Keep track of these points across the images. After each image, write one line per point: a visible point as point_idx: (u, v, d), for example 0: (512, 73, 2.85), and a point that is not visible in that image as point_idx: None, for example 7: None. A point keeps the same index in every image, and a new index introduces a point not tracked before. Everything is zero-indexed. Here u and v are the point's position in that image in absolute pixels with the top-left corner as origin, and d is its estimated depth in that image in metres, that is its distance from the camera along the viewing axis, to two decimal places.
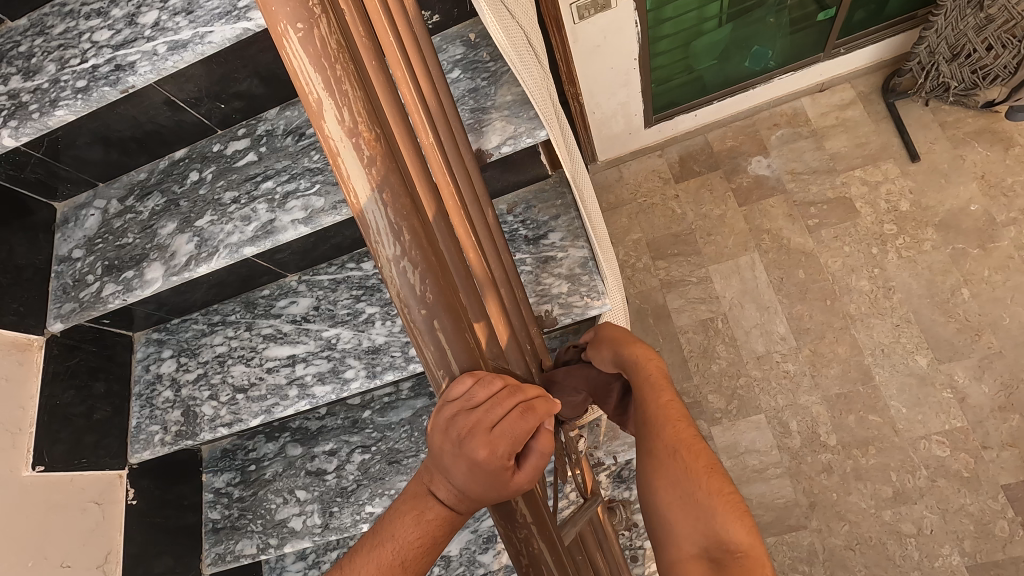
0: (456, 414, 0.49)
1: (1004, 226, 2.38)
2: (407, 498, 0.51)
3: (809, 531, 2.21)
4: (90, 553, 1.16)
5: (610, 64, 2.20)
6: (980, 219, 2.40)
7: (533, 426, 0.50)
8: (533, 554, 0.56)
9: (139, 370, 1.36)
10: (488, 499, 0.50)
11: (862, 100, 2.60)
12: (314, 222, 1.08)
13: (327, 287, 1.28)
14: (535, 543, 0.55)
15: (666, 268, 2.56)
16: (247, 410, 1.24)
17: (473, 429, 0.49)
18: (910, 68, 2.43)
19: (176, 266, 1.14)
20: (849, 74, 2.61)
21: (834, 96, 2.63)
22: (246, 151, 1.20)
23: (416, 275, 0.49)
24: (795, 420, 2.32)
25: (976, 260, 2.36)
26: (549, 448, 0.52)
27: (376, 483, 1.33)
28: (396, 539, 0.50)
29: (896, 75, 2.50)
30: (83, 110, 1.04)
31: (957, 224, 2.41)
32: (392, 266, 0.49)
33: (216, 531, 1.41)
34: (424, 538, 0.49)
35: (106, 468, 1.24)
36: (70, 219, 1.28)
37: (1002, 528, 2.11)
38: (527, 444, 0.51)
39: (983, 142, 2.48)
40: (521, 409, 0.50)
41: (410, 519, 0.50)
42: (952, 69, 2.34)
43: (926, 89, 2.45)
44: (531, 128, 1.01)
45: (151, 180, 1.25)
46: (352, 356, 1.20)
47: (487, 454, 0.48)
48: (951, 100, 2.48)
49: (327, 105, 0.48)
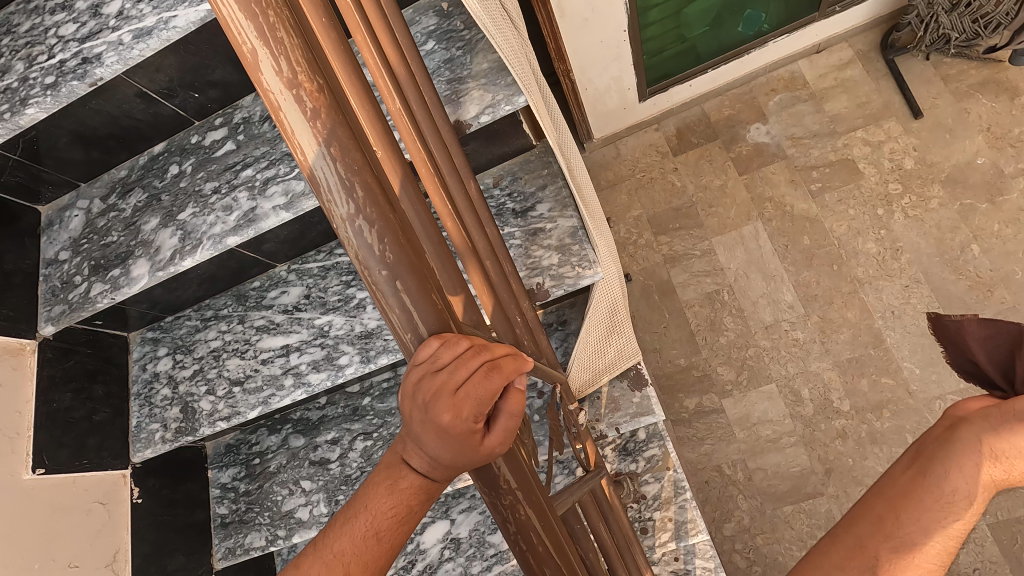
0: (422, 376, 0.47)
1: (1013, 178, 2.32)
2: (380, 469, 0.51)
3: (826, 497, 2.19)
4: (98, 552, 1.17)
5: (599, 39, 2.14)
6: (988, 172, 2.34)
7: (500, 387, 0.48)
8: (521, 521, 0.54)
9: (137, 370, 1.35)
10: (460, 466, 0.49)
11: (861, 59, 2.53)
12: (296, 207, 1.06)
13: (317, 274, 1.26)
14: (523, 510, 0.54)
15: (668, 243, 2.53)
16: (244, 403, 1.23)
17: (439, 392, 0.46)
18: (908, 22, 2.33)
19: (162, 261, 1.13)
20: (845, 33, 2.54)
21: (832, 56, 2.56)
22: (224, 140, 1.18)
23: (372, 233, 0.46)
24: (807, 388, 2.29)
25: (985, 215, 2.31)
26: (517, 407, 0.50)
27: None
28: (370, 509, 0.49)
29: (895, 30, 2.41)
30: (54, 107, 1.02)
31: (964, 179, 2.35)
32: (347, 225, 0.46)
33: (224, 525, 1.41)
34: (397, 507, 0.49)
35: (109, 468, 1.24)
36: (54, 222, 1.27)
37: None
38: (495, 406, 0.50)
39: (988, 93, 2.41)
40: (487, 368, 0.47)
41: (383, 489, 0.50)
42: (952, 19, 2.26)
43: (925, 43, 2.37)
44: (510, 95, 0.98)
45: (131, 176, 1.24)
46: (345, 342, 1.19)
47: (451, 417, 0.46)
48: (953, 51, 2.40)
49: (262, 55, 0.45)
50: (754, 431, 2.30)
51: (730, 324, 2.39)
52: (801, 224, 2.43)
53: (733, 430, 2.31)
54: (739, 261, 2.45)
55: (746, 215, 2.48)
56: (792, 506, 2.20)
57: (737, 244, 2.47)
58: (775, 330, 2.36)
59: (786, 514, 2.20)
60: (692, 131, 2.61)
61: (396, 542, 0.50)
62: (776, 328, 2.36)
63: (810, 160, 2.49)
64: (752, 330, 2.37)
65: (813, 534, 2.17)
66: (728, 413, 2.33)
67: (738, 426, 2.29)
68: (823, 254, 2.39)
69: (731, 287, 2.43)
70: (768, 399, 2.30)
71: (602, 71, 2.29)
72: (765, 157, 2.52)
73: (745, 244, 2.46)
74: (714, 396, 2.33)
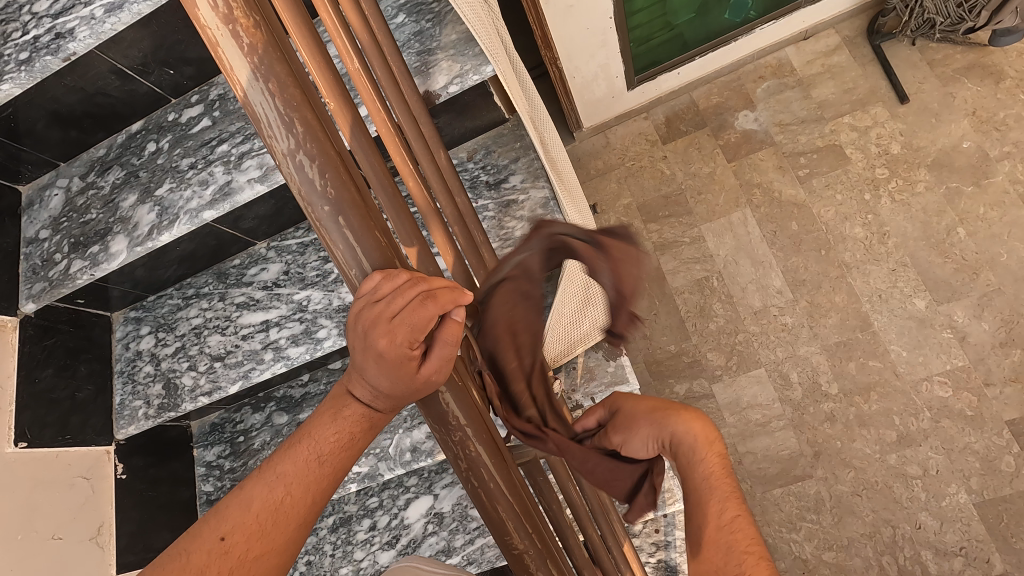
0: (363, 307, 0.50)
1: (998, 160, 2.34)
2: (329, 400, 0.56)
3: (815, 480, 2.21)
4: (82, 525, 1.18)
5: (584, 26, 2.15)
6: (973, 155, 2.36)
7: (433, 315, 0.50)
8: (471, 457, 0.56)
9: (120, 349, 1.37)
10: (398, 395, 0.52)
11: (848, 45, 2.54)
12: (270, 180, 1.08)
13: (295, 250, 1.28)
14: (473, 446, 0.55)
15: (658, 231, 2.54)
16: (225, 377, 1.24)
17: (376, 319, 0.49)
18: (894, 8, 2.35)
19: (140, 236, 1.14)
20: (832, 19, 2.55)
21: (818, 43, 2.58)
22: (201, 117, 1.19)
23: (314, 168, 0.48)
24: (795, 371, 2.30)
25: (970, 198, 2.33)
26: (453, 336, 0.52)
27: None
28: (314, 436, 0.55)
29: (881, 15, 2.43)
30: (28, 83, 1.03)
31: (950, 163, 2.37)
32: (288, 160, 0.48)
33: (210, 502, 1.43)
34: (339, 433, 0.54)
35: (93, 444, 1.26)
36: (35, 201, 1.28)
37: (1008, 464, 2.11)
38: (432, 336, 0.52)
39: (973, 77, 2.43)
40: (422, 298, 0.49)
41: (328, 417, 0.55)
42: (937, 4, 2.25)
43: (910, 28, 2.37)
44: (477, 65, 0.99)
45: (110, 155, 1.25)
46: (324, 316, 1.20)
47: (386, 344, 0.49)
48: (938, 37, 2.39)
49: None
50: (743, 416, 2.32)
51: (719, 310, 2.41)
52: (789, 210, 2.45)
53: (723, 415, 2.33)
54: (728, 248, 2.47)
55: (734, 202, 2.50)
56: (782, 488, 2.22)
57: (725, 230, 2.48)
58: (764, 315, 2.38)
59: (776, 497, 2.22)
60: (680, 119, 2.62)
61: (337, 469, 0.55)
62: (765, 313, 2.38)
63: (798, 146, 2.51)
64: (741, 315, 2.39)
65: (803, 516, 2.19)
66: (718, 398, 2.35)
67: (728, 410, 2.31)
68: (811, 240, 2.41)
69: (720, 273, 2.45)
70: (758, 383, 2.32)
71: (587, 59, 2.30)
72: (754, 144, 2.54)
73: (734, 231, 2.48)
74: (704, 380, 2.35)
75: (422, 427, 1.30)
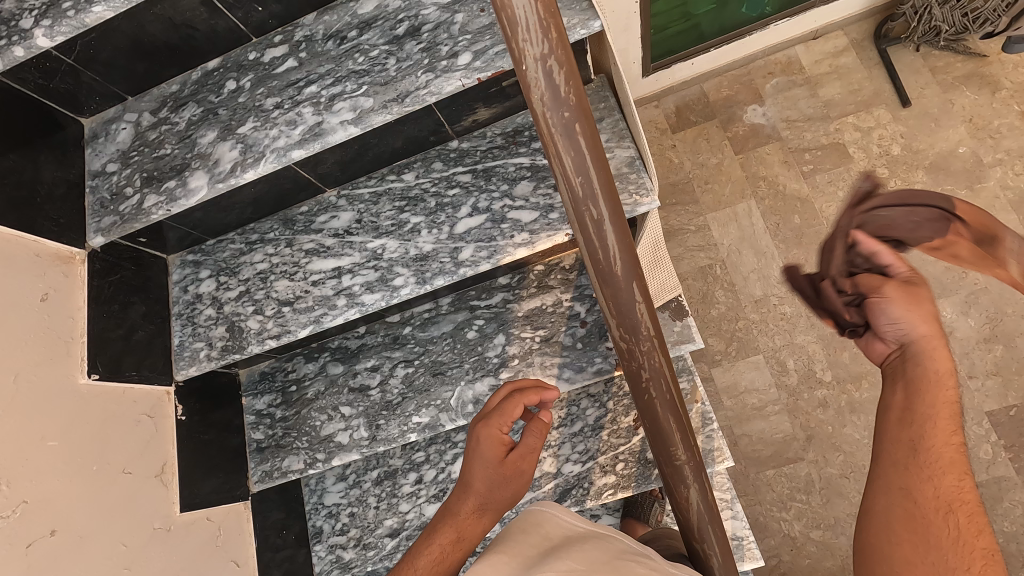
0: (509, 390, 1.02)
1: (991, 166, 2.44)
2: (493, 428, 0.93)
3: (806, 462, 2.29)
4: (148, 462, 1.17)
5: (608, 10, 2.16)
6: (969, 160, 2.45)
7: (621, 247, 0.66)
8: (652, 368, 0.71)
9: (177, 292, 1.35)
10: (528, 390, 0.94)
11: (855, 48, 2.61)
12: (364, 123, 1.08)
13: (368, 200, 1.28)
14: (654, 358, 0.71)
15: (665, 217, 2.60)
16: (295, 322, 1.25)
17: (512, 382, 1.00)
18: (903, 13, 2.44)
19: (222, 173, 1.13)
20: (842, 22, 2.61)
21: (827, 43, 2.63)
22: (285, 57, 1.18)
23: (559, 75, 0.59)
24: (792, 359, 2.37)
25: (964, 199, 2.43)
26: (633, 265, 0.67)
27: (422, 396, 1.36)
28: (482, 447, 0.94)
29: (890, 20, 2.51)
30: (124, 7, 1.01)
31: (946, 166, 2.46)
32: (541, 66, 0.59)
33: (260, 450, 1.44)
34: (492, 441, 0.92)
35: (154, 384, 1.24)
36: (99, 134, 1.25)
37: None
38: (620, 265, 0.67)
39: (972, 86, 2.51)
40: (614, 232, 0.65)
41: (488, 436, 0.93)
42: (944, 12, 2.37)
43: (917, 35, 2.47)
44: (585, 20, 1.01)
45: (184, 91, 1.23)
46: (400, 264, 1.22)
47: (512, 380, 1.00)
48: (943, 44, 2.50)
49: None
50: (740, 399, 2.39)
51: (721, 297, 2.48)
52: (792, 204, 2.52)
53: (721, 398, 2.40)
54: (732, 237, 2.53)
55: (740, 193, 2.56)
56: (774, 469, 2.31)
57: (730, 220, 2.55)
58: (763, 304, 2.44)
59: (768, 478, 2.31)
60: (691, 110, 2.67)
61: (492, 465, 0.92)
62: (765, 302, 2.45)
63: (803, 142, 2.57)
64: (742, 303, 2.46)
65: (792, 497, 2.27)
66: (717, 381, 2.43)
67: (726, 394, 2.39)
68: (812, 233, 2.49)
69: (723, 262, 2.51)
70: (756, 368, 2.40)
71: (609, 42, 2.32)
72: (761, 138, 2.60)
73: (738, 221, 2.54)
74: (704, 364, 2.42)
75: (484, 380, 1.33)
